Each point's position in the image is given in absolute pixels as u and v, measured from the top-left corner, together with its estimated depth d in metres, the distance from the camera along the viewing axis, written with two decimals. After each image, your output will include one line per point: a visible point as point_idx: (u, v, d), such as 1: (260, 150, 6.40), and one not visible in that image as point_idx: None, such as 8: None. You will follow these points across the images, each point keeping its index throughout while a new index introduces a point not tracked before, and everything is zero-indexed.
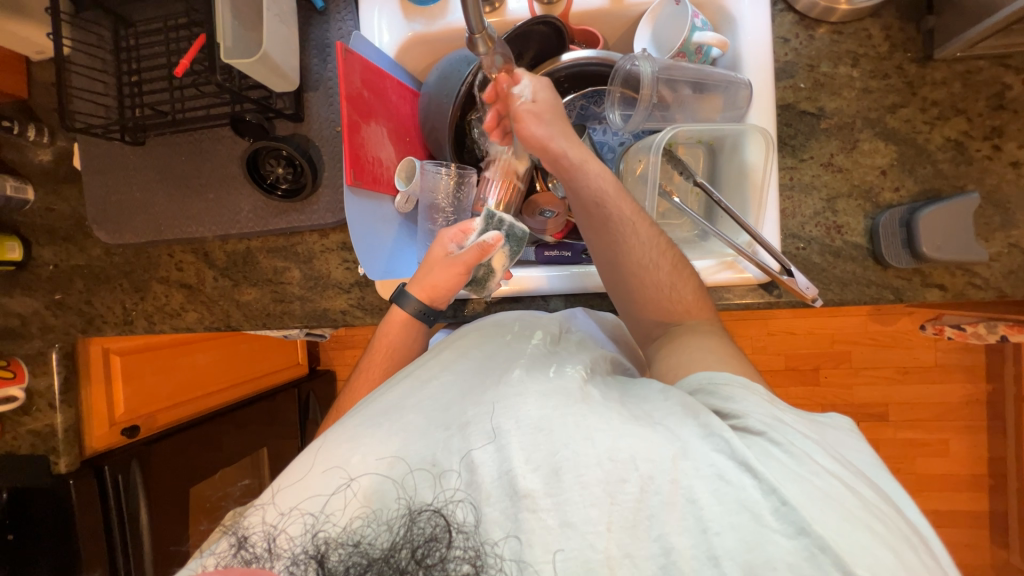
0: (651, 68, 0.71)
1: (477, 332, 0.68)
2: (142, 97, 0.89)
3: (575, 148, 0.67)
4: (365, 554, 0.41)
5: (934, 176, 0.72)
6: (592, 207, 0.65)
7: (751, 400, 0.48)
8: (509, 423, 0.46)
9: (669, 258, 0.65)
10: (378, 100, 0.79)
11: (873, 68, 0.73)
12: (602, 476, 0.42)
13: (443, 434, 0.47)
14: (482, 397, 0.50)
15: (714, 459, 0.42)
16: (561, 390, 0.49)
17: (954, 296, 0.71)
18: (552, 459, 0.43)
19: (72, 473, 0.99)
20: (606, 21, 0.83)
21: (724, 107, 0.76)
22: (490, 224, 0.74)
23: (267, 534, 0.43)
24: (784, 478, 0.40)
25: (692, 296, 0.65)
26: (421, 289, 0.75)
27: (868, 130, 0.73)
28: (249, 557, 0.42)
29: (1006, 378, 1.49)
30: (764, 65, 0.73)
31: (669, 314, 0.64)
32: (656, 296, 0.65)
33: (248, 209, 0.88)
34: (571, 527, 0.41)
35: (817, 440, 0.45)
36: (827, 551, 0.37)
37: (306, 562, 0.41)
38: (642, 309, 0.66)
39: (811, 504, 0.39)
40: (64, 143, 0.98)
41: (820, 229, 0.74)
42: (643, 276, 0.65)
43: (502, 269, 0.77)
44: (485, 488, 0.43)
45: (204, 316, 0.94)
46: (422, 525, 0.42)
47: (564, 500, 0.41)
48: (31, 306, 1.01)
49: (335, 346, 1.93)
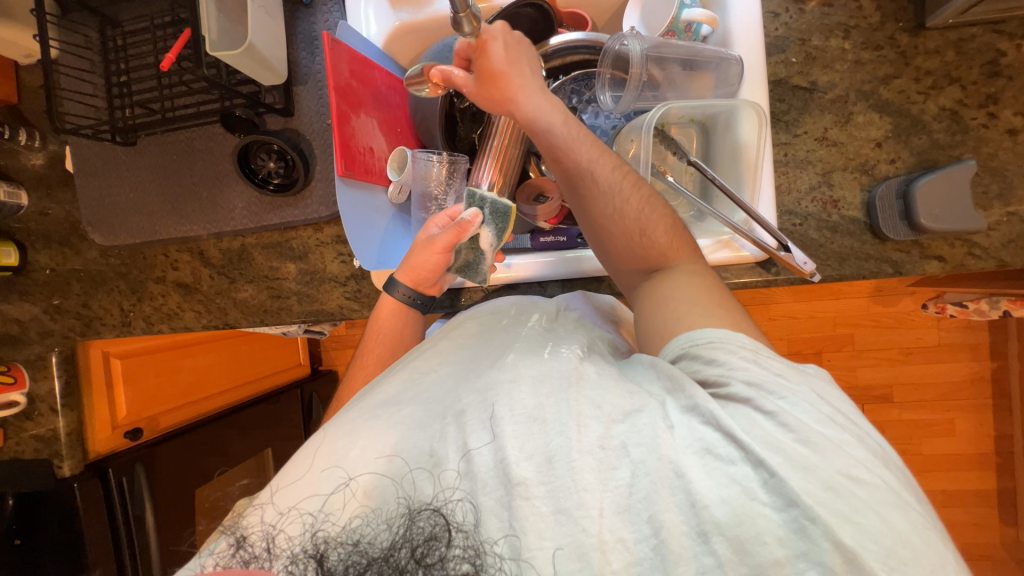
0: (639, 46, 0.71)
1: (472, 321, 0.67)
2: (131, 97, 0.89)
3: (531, 98, 0.64)
4: (364, 553, 0.39)
5: (930, 147, 0.71)
6: (556, 163, 0.64)
7: (735, 359, 0.48)
8: (504, 410, 0.45)
9: (645, 207, 0.63)
10: (368, 90, 0.79)
11: (865, 40, 0.72)
12: (594, 463, 0.41)
13: (439, 425, 0.48)
14: (476, 384, 0.51)
15: (701, 433, 0.42)
16: (555, 373, 0.49)
17: (954, 267, 0.70)
18: (545, 446, 0.42)
19: (76, 476, 1.00)
20: (593, 4, 0.83)
21: (717, 84, 0.75)
22: (472, 202, 0.74)
23: (267, 533, 0.43)
24: (768, 448, 0.40)
25: (668, 241, 0.62)
26: (406, 272, 0.75)
27: (862, 102, 0.72)
28: (247, 557, 0.41)
29: (1009, 355, 1.49)
30: (755, 40, 0.72)
31: (650, 266, 0.63)
32: (635, 247, 0.63)
33: (242, 205, 0.88)
34: (564, 513, 0.40)
35: (806, 399, 0.44)
36: (817, 522, 0.37)
37: (306, 561, 0.40)
38: (623, 263, 0.65)
39: (795, 471, 0.38)
40: (56, 147, 0.97)
41: (816, 205, 0.73)
42: (615, 227, 0.63)
43: (491, 249, 0.75)
44: (482, 479, 0.43)
45: (202, 315, 0.93)
46: (422, 524, 0.41)
47: (557, 486, 0.41)
48: (30, 311, 1.01)
49: (336, 345, 1.97)
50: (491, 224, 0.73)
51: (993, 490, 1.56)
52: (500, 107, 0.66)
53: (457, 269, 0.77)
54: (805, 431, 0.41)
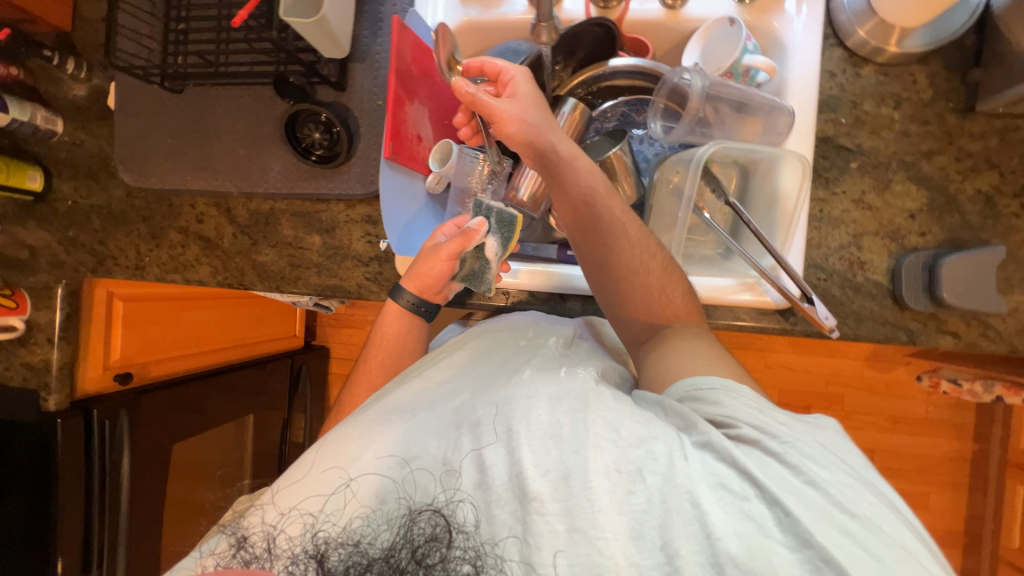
0: (701, 83, 0.72)
1: (489, 336, 0.69)
2: (186, 46, 0.90)
3: (566, 142, 0.66)
4: (364, 554, 0.43)
5: (961, 226, 0.73)
6: (580, 205, 0.66)
7: (737, 403, 0.49)
8: (520, 426, 0.47)
9: (659, 260, 0.65)
10: (426, 79, 0.80)
11: (914, 113, 0.74)
12: (608, 485, 0.43)
13: (453, 434, 0.50)
14: (493, 396, 0.52)
15: (715, 469, 0.43)
16: (572, 392, 0.49)
17: (967, 345, 0.72)
18: (560, 464, 0.44)
19: (61, 412, 0.99)
20: (658, 33, 0.83)
21: (764, 130, 0.77)
22: (479, 211, 0.76)
23: (267, 534, 0.46)
24: (784, 490, 0.41)
25: (681, 300, 0.65)
26: (410, 280, 0.77)
27: (902, 172, 0.74)
28: (248, 557, 0.45)
29: (992, 440, 1.51)
30: (809, 94, 0.74)
31: (657, 320, 0.64)
32: (647, 298, 0.65)
33: (278, 170, 0.88)
34: (580, 533, 0.42)
35: (811, 443, 0.45)
36: (830, 564, 0.39)
37: (306, 562, 0.43)
38: (631, 314, 0.66)
39: (808, 512, 0.40)
40: (100, 81, 0.97)
41: (843, 263, 0.75)
42: (632, 278, 0.65)
43: (496, 259, 0.75)
44: (496, 491, 0.45)
45: (218, 271, 0.92)
46: (422, 525, 0.45)
47: (572, 505, 0.43)
48: (43, 238, 1.00)
49: (332, 322, 2.01)
50: (497, 233, 0.74)
51: (957, 570, 1.57)
52: (526, 134, 0.66)
53: (462, 277, 0.78)
54: (815, 475, 0.43)
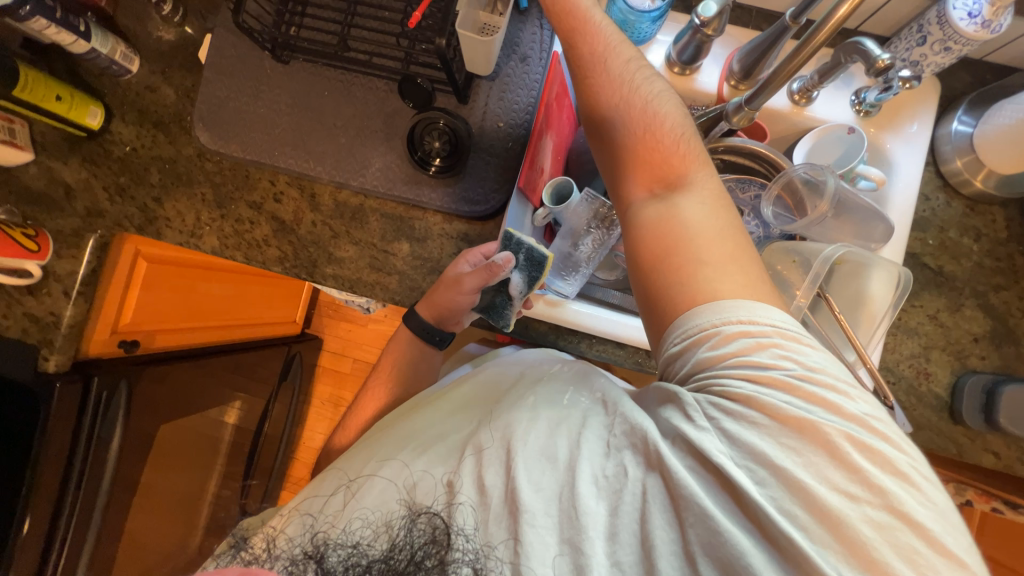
0: (836, 184, 0.77)
1: (500, 367, 0.75)
2: (306, 19, 0.85)
3: None
4: (358, 552, 0.50)
5: (1015, 357, 0.80)
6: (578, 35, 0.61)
7: (736, 341, 0.49)
8: (518, 443, 0.54)
9: (666, 115, 0.59)
10: (556, 115, 0.82)
11: (991, 249, 0.82)
12: (600, 493, 0.50)
13: (457, 456, 0.57)
14: (496, 420, 0.58)
15: (691, 468, 0.48)
16: (569, 417, 0.56)
17: (1005, 466, 0.79)
18: (554, 478, 0.51)
19: (59, 376, 0.87)
20: (777, 123, 0.88)
21: (859, 234, 0.81)
22: (508, 245, 0.73)
23: (267, 539, 0.56)
24: (781, 493, 0.45)
25: (686, 156, 0.57)
26: (426, 305, 0.80)
27: (973, 299, 0.81)
28: (247, 557, 0.54)
29: None
30: (905, 210, 0.80)
31: (658, 178, 0.57)
32: (650, 152, 0.57)
33: (379, 167, 0.84)
34: (570, 542, 0.48)
35: (803, 401, 0.47)
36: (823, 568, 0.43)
37: (303, 560, 0.50)
38: (631, 173, 0.58)
39: (795, 503, 0.44)
40: (193, 29, 0.90)
41: (911, 371, 0.81)
42: (633, 129, 0.58)
43: (518, 296, 0.76)
44: (490, 502, 0.51)
45: (288, 258, 0.86)
46: (418, 527, 0.51)
47: (562, 511, 0.49)
48: (84, 179, 0.90)
49: (330, 313, 1.91)
50: (524, 272, 0.73)
51: None
52: None
53: (481, 308, 0.79)
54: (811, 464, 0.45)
